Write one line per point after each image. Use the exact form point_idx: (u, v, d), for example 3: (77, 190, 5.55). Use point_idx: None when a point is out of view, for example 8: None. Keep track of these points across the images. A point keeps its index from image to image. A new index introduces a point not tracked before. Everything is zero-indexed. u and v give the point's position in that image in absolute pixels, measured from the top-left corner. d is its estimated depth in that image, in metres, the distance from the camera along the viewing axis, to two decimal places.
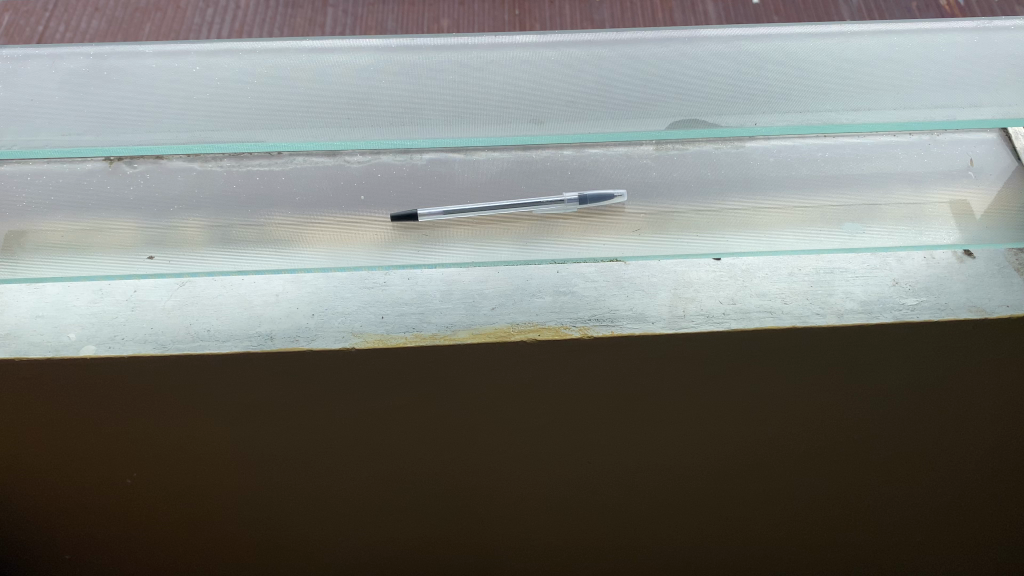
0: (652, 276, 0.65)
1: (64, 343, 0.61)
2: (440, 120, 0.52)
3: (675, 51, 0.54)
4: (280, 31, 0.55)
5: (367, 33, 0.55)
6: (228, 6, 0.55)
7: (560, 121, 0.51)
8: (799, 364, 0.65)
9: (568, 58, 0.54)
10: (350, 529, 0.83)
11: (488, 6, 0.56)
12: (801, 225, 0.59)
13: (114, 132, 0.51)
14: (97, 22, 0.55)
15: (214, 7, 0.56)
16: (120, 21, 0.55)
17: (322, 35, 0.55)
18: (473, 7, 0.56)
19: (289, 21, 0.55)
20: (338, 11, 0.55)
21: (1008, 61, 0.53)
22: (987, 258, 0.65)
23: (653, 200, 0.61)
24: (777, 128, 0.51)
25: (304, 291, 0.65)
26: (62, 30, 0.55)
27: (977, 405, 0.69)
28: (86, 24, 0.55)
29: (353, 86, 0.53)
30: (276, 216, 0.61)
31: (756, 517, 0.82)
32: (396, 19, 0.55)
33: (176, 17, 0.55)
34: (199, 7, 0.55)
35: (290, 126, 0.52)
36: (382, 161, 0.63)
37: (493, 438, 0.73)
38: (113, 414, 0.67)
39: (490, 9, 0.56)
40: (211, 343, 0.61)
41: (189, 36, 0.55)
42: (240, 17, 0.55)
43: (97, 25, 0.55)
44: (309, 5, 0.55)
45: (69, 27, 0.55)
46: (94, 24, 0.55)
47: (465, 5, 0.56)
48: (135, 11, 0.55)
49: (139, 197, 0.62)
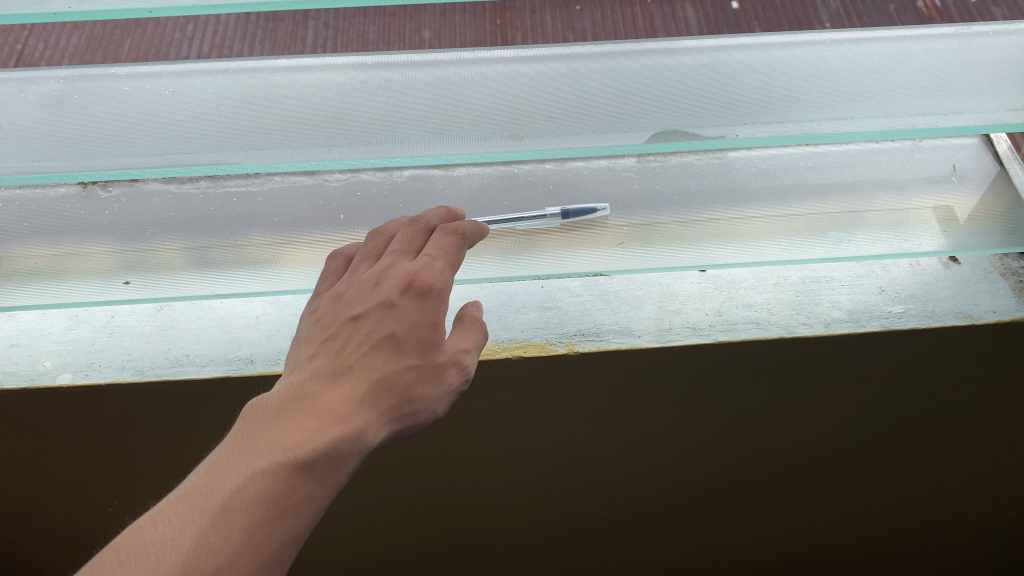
0: (638, 289, 0.64)
1: (39, 373, 0.60)
2: (418, 136, 0.52)
3: (656, 63, 0.53)
4: (261, 45, 0.51)
5: (348, 46, 0.52)
6: (208, 19, 0.50)
7: (539, 138, 0.52)
8: (787, 375, 0.64)
9: (546, 73, 0.53)
10: (342, 545, 0.82)
11: (467, 15, 0.51)
12: (785, 233, 0.60)
13: (84, 157, 0.51)
14: (77, 38, 0.50)
15: (195, 20, 0.50)
16: (99, 39, 0.50)
17: (304, 49, 0.52)
18: (453, 18, 0.51)
19: (270, 36, 0.51)
20: (319, 24, 0.51)
21: (991, 68, 0.53)
22: (972, 263, 0.64)
23: (636, 211, 0.60)
24: (758, 140, 0.52)
25: (284, 312, 0.64)
26: (41, 49, 0.51)
27: (971, 410, 0.68)
28: (64, 41, 0.50)
29: (328, 104, 0.52)
30: (255, 236, 0.60)
31: (749, 523, 0.81)
32: (379, 31, 0.51)
33: (155, 33, 0.50)
34: (178, 21, 0.50)
35: (265, 148, 0.52)
36: (362, 178, 0.62)
37: (481, 456, 0.72)
38: (95, 443, 0.66)
39: (471, 19, 0.51)
40: (190, 368, 0.59)
41: (171, 53, 0.51)
42: (222, 33, 0.50)
43: (76, 41, 0.50)
44: (289, 16, 0.50)
45: (49, 45, 0.50)
46: (73, 42, 0.50)
47: (445, 15, 0.51)
48: (113, 28, 0.49)
49: (114, 220, 0.60)
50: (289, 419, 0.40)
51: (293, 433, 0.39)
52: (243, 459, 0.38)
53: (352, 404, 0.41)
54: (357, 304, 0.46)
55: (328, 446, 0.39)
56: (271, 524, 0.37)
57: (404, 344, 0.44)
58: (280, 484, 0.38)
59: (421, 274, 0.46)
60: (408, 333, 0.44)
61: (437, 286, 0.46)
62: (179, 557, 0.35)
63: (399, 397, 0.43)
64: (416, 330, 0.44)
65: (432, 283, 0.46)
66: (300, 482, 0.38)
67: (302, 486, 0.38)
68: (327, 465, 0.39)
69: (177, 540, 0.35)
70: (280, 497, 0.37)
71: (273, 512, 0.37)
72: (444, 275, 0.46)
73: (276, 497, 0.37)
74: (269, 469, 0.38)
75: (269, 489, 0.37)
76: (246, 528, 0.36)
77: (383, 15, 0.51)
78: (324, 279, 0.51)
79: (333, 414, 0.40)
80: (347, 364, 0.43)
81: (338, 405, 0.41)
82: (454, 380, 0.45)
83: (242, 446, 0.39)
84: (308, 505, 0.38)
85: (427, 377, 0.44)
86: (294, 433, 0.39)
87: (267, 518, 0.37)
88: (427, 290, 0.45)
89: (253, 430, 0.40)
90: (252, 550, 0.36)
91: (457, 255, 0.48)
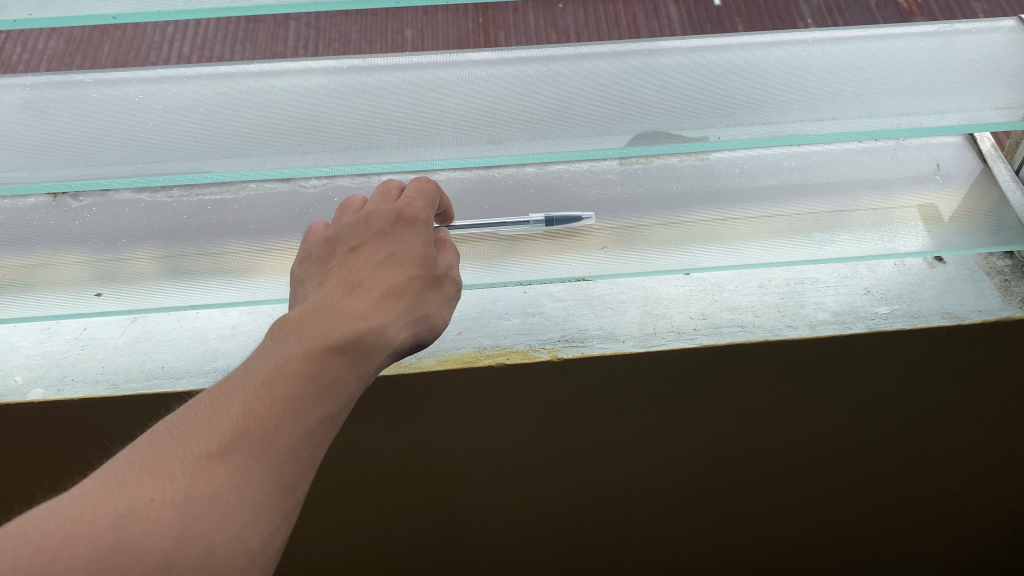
0: (621, 293, 0.63)
1: (10, 388, 0.58)
2: (391, 142, 0.51)
3: (635, 65, 0.52)
4: (244, 47, 0.50)
5: (330, 46, 0.51)
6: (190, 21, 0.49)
7: (518, 141, 0.51)
8: (773, 378, 0.64)
9: (524, 74, 0.52)
10: (328, 554, 0.81)
11: (450, 13, 0.50)
12: (772, 236, 0.59)
13: (49, 168, 0.50)
14: (55, 43, 0.50)
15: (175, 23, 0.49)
16: (79, 42, 0.49)
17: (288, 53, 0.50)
18: (435, 15, 0.50)
19: (252, 36, 0.49)
20: (300, 24, 0.50)
21: (974, 65, 0.52)
22: (957, 262, 0.63)
23: (619, 215, 0.59)
24: (741, 142, 0.50)
25: (262, 321, 0.62)
26: (20, 53, 0.50)
27: (958, 411, 0.68)
28: (43, 44, 0.50)
29: (303, 111, 0.51)
30: (230, 244, 0.59)
31: (737, 526, 0.81)
32: (360, 31, 0.51)
33: (135, 35, 0.49)
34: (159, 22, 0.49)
35: (240, 155, 0.50)
36: (338, 185, 0.60)
37: (465, 464, 0.71)
38: (69, 456, 0.65)
39: (455, 17, 0.50)
40: (166, 381, 0.58)
41: (153, 57, 0.50)
42: (204, 34, 0.50)
43: (54, 44, 0.50)
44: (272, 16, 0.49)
45: (27, 48, 0.50)
46: (50, 45, 0.50)
47: (428, 13, 0.50)
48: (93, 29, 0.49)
49: (85, 231, 0.59)
50: (313, 321, 0.42)
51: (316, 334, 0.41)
52: (278, 351, 0.40)
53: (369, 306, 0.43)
54: (350, 239, 0.47)
55: (354, 336, 0.41)
56: (312, 400, 0.39)
57: (406, 257, 0.46)
58: (317, 367, 0.39)
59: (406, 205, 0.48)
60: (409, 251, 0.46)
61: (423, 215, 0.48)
62: (228, 423, 0.37)
63: (410, 301, 0.45)
64: (414, 247, 0.47)
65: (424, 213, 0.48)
66: (335, 364, 0.40)
67: (336, 370, 0.40)
68: (356, 353, 0.41)
69: (225, 410, 0.38)
70: (317, 380, 0.39)
71: (312, 388, 0.39)
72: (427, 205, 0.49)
73: (314, 375, 0.39)
74: (304, 353, 0.40)
75: (307, 370, 0.39)
76: (289, 399, 0.38)
77: (365, 14, 0.51)
78: (304, 243, 0.51)
79: (353, 314, 0.42)
80: (355, 282, 0.44)
81: (357, 309, 0.43)
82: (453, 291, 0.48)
83: (275, 341, 0.41)
84: (341, 389, 0.40)
85: (431, 287, 0.46)
86: (322, 329, 0.41)
87: (308, 396, 0.39)
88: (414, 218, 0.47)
89: (281, 330, 0.42)
90: (298, 420, 0.38)
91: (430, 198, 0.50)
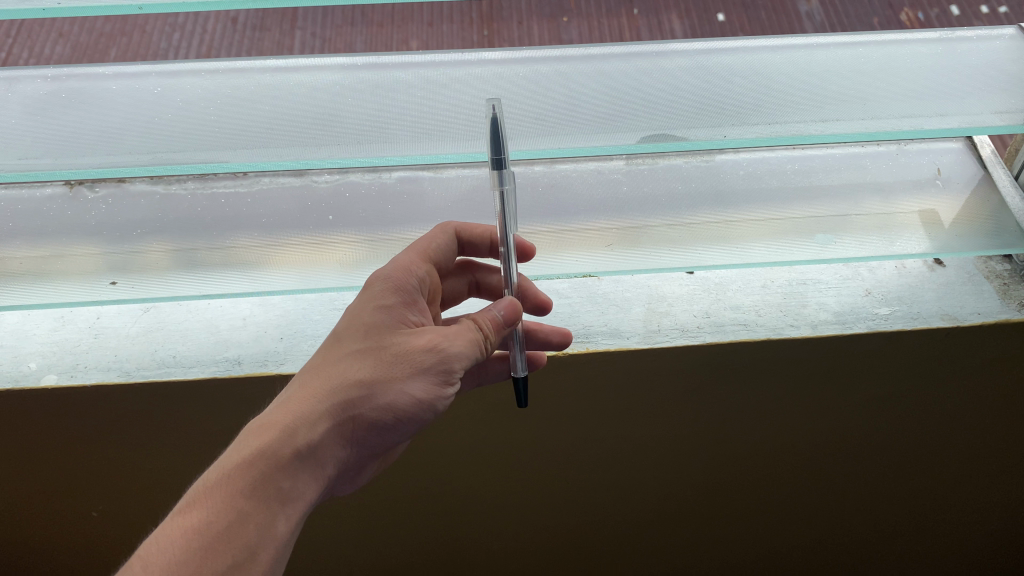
0: (626, 291, 0.65)
1: (24, 374, 0.59)
2: (405, 136, 0.52)
3: (642, 67, 0.53)
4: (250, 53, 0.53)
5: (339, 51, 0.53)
6: (195, 29, 0.51)
7: (529, 138, 0.52)
8: (777, 377, 0.65)
9: (536, 74, 0.53)
10: (335, 555, 0.81)
11: (456, 26, 0.52)
12: (775, 237, 0.60)
13: (72, 156, 0.51)
14: (62, 47, 0.52)
15: (181, 30, 0.51)
16: (85, 47, 0.52)
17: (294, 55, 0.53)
18: (441, 29, 0.52)
19: (259, 44, 0.53)
20: (306, 34, 0.53)
21: (976, 72, 0.53)
22: (958, 266, 0.64)
23: (626, 213, 0.61)
24: (747, 141, 0.51)
25: (272, 314, 0.64)
26: (26, 57, 0.52)
27: (961, 413, 0.69)
28: (49, 49, 0.52)
29: (319, 105, 0.52)
30: (243, 238, 0.60)
31: (741, 528, 0.82)
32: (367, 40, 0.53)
33: (141, 42, 0.51)
34: (165, 32, 0.51)
35: (256, 146, 0.51)
36: (350, 180, 0.62)
37: (471, 459, 0.72)
38: (80, 445, 0.66)
39: (460, 30, 0.52)
40: (177, 369, 0.59)
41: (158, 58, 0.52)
42: (209, 41, 0.52)
43: (62, 50, 0.52)
44: (277, 26, 0.52)
45: (34, 53, 0.52)
46: (58, 50, 0.52)
47: (434, 26, 0.52)
48: (100, 37, 0.51)
49: (100, 222, 0.60)
50: (236, 445, 0.45)
51: (230, 454, 0.45)
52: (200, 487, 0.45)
53: (291, 402, 0.46)
54: None
55: (250, 463, 0.44)
56: (201, 555, 0.42)
57: (346, 334, 0.48)
58: (208, 509, 0.43)
59: (373, 274, 0.51)
60: (349, 328, 0.48)
61: (380, 277, 0.50)
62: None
63: (343, 381, 0.46)
64: (356, 324, 0.48)
65: (374, 280, 0.50)
66: (228, 503, 0.43)
67: (229, 505, 0.43)
68: (254, 473, 0.44)
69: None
70: (207, 524, 0.42)
71: (200, 532, 0.42)
72: (399, 278, 0.50)
73: (205, 516, 0.42)
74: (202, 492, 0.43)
75: (198, 513, 0.42)
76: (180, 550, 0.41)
77: (371, 26, 0.52)
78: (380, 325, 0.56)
79: (263, 427, 0.45)
80: (305, 368, 0.48)
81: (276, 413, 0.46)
82: (424, 364, 0.46)
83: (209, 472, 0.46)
84: (243, 523, 0.43)
85: (375, 361, 0.47)
86: (230, 457, 0.44)
87: (194, 552, 0.41)
88: (373, 282, 0.50)
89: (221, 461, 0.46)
90: None
91: (434, 247, 0.53)
